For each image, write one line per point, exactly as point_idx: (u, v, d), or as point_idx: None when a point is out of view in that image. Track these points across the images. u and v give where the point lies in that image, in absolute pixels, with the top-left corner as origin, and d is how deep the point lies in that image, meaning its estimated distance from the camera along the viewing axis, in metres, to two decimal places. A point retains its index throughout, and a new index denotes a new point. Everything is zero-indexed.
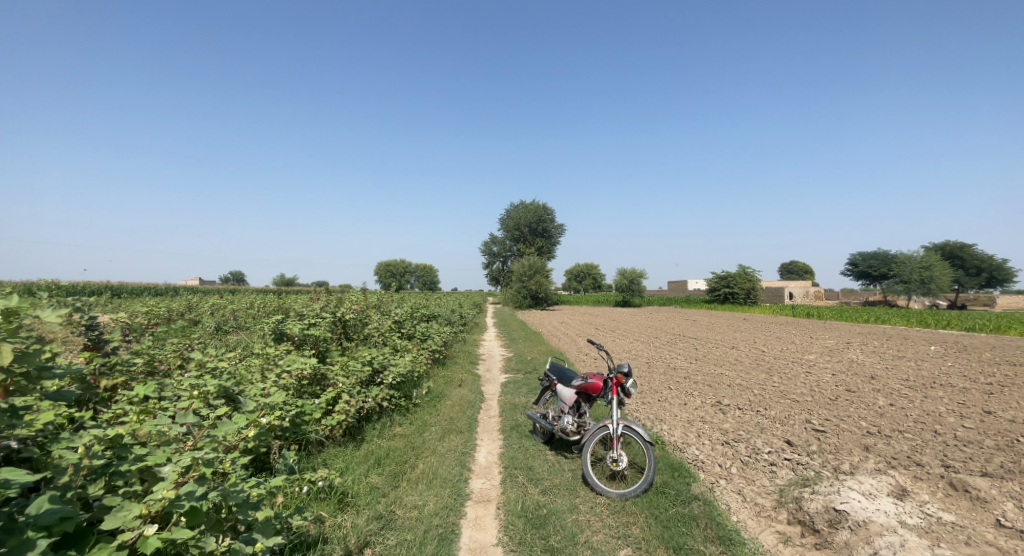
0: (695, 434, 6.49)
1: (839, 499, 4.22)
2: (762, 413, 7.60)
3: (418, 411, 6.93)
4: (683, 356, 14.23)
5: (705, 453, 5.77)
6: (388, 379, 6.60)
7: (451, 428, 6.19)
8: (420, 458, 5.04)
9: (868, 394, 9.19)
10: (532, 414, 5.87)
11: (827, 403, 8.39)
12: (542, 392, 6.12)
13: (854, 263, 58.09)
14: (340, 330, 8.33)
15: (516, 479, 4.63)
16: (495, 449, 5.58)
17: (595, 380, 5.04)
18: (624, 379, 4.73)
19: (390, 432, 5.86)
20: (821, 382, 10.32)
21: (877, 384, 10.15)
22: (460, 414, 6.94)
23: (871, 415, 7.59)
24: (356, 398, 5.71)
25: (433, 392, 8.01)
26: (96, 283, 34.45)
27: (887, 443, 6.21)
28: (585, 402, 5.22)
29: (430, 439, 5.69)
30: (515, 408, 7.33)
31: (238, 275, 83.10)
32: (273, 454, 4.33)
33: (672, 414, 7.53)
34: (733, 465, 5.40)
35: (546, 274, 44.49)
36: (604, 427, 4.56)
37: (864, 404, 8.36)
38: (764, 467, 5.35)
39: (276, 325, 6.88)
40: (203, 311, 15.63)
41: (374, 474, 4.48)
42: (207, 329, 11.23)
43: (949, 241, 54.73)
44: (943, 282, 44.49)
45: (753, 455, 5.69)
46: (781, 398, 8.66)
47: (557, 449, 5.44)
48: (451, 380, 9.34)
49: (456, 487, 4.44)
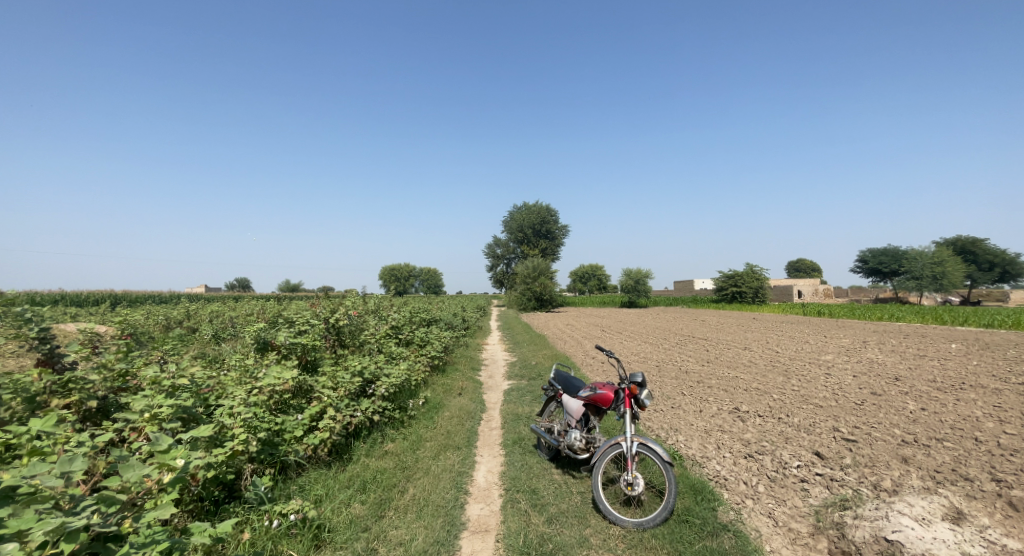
0: (714, 446, 5.96)
1: (889, 526, 3.67)
2: (785, 420, 7.04)
3: (413, 424, 6.43)
4: (694, 358, 13.67)
5: (726, 468, 5.25)
6: (380, 390, 6.09)
7: (448, 444, 5.67)
8: (411, 481, 4.54)
9: (895, 397, 8.58)
10: (536, 428, 5.36)
11: (852, 408, 7.82)
12: (547, 403, 5.61)
13: (864, 260, 57.14)
14: (334, 336, 7.88)
15: (517, 505, 4.13)
16: (496, 467, 5.06)
17: (605, 392, 4.51)
18: (638, 389, 4.19)
19: (381, 450, 5.36)
20: (843, 385, 9.73)
21: (903, 387, 9.51)
22: (459, 426, 6.44)
23: (904, 421, 7.01)
24: (343, 412, 5.20)
25: (431, 402, 7.52)
26: (100, 292, 34.36)
27: (927, 453, 5.63)
28: (594, 415, 4.68)
29: (424, 458, 5.17)
30: (518, 419, 6.81)
31: (243, 282, 83.47)
32: (244, 480, 3.89)
33: (687, 423, 6.99)
34: (759, 483, 4.85)
35: (550, 275, 43.97)
36: (616, 444, 4.05)
37: (893, 408, 7.77)
38: (794, 484, 4.81)
39: (259, 333, 6.42)
40: (202, 318, 15.27)
41: (357, 503, 3.99)
42: (202, 338, 10.93)
43: (960, 236, 53.72)
44: (956, 278, 43.57)
45: (781, 471, 5.14)
46: (803, 404, 8.09)
47: (564, 467, 4.92)
48: (451, 389, 8.85)
49: (450, 516, 3.94)
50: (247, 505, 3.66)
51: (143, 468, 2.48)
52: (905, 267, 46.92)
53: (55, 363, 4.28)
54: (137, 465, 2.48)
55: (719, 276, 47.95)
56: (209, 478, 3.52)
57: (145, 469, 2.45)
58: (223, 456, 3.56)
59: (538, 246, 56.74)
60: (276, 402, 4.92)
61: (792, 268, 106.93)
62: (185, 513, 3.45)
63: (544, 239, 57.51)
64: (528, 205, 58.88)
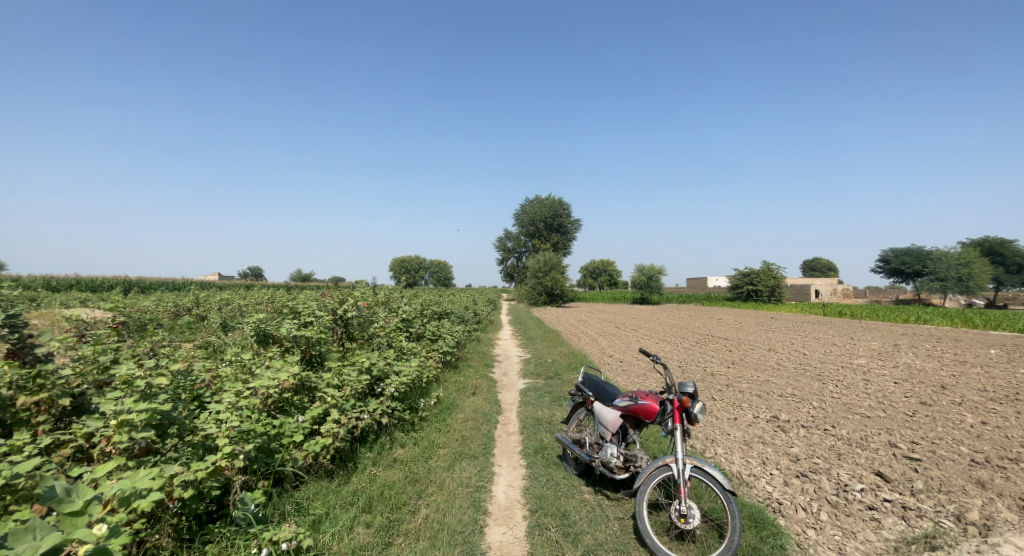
0: (759, 461, 5.34)
1: None
2: (833, 432, 6.39)
3: (425, 427, 5.88)
4: (718, 359, 12.96)
5: (778, 489, 4.65)
6: (389, 389, 5.51)
7: (463, 452, 5.11)
8: (423, 498, 3.99)
9: (948, 409, 7.83)
10: (562, 438, 4.75)
11: (905, 419, 7.12)
12: (574, 409, 5.00)
13: (886, 261, 55.35)
14: (341, 329, 7.37)
15: (547, 533, 3.54)
16: (517, 481, 4.49)
17: (647, 403, 3.89)
18: (690, 402, 3.59)
19: (389, 458, 4.81)
20: (887, 392, 8.98)
21: (954, 397, 8.73)
22: (474, 431, 5.88)
23: (966, 437, 6.33)
24: (348, 415, 4.66)
25: (443, 402, 6.97)
26: (116, 278, 34.71)
27: (1006, 477, 4.97)
28: (633, 428, 4.07)
29: (437, 469, 4.61)
30: (538, 424, 6.24)
31: (258, 270, 84.10)
32: (232, 495, 3.39)
33: (724, 432, 6.37)
34: (821, 509, 4.24)
35: (562, 270, 43.03)
36: (665, 466, 3.47)
37: (950, 422, 7.05)
38: (861, 512, 4.21)
39: (258, 323, 5.74)
40: (212, 306, 14.86)
41: (360, 526, 3.45)
42: (210, 325, 10.52)
43: (988, 238, 51.84)
44: (983, 280, 41.83)
45: (843, 495, 4.52)
46: (848, 413, 7.40)
47: (597, 485, 4.33)
48: (464, 387, 8.28)
49: (468, 544, 3.39)
50: (234, 527, 3.19)
51: (36, 542, 1.98)
52: (930, 268, 45.29)
53: (25, 355, 3.71)
54: (40, 528, 2.05)
55: (735, 275, 46.74)
56: (189, 497, 3.02)
57: (42, 541, 1.98)
58: (203, 472, 3.03)
59: (550, 240, 55.91)
60: (274, 402, 4.38)
61: (806, 267, 104.83)
62: (166, 534, 3.01)
63: (556, 232, 56.60)
64: (540, 199, 58.04)
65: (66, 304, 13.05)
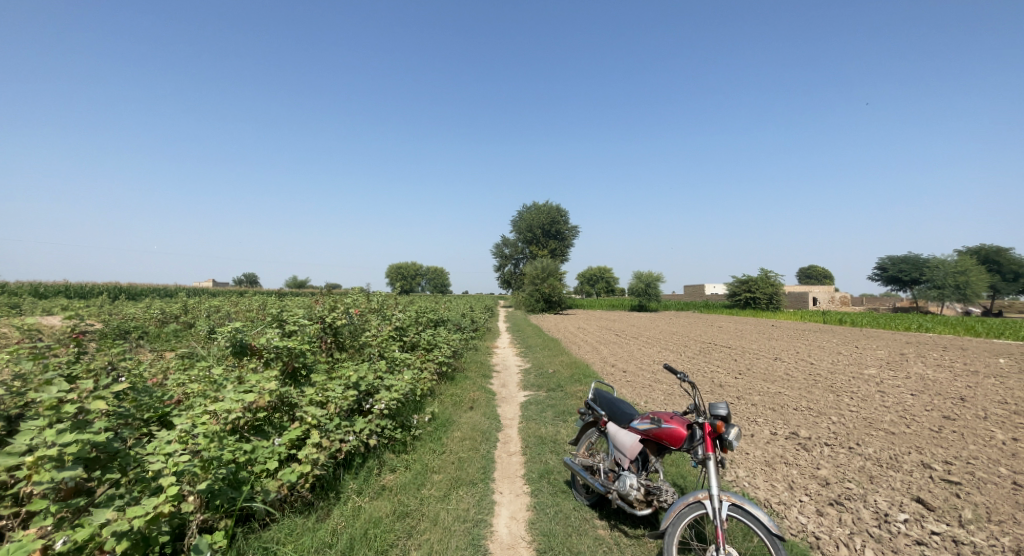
0: (786, 486, 4.85)
1: None
2: (859, 451, 5.89)
3: (417, 447, 5.35)
4: (724, 369, 12.50)
5: (813, 520, 4.15)
6: (379, 406, 4.97)
7: (459, 478, 4.58)
8: (412, 538, 3.47)
9: (976, 424, 7.34)
10: (572, 463, 4.23)
11: (932, 435, 6.65)
12: (585, 430, 4.49)
13: (884, 268, 55.22)
14: (330, 338, 6.88)
15: None
16: (521, 512, 3.99)
17: (673, 426, 3.38)
18: (724, 427, 3.08)
19: (377, 486, 4.30)
20: (907, 405, 8.51)
21: (977, 410, 8.25)
22: (471, 452, 5.36)
23: (1002, 456, 5.85)
24: (332, 436, 4.14)
25: (438, 418, 6.42)
26: (107, 283, 34.13)
27: None
28: (654, 455, 3.56)
29: (430, 499, 4.08)
30: (543, 443, 5.73)
31: (251, 277, 83.28)
32: (186, 539, 2.87)
33: (743, 452, 5.87)
34: (865, 545, 3.76)
35: (559, 276, 42.60)
36: (697, 503, 2.98)
37: (981, 438, 6.58)
38: (910, 549, 3.73)
39: (236, 333, 4.96)
40: (200, 313, 14.30)
41: None
42: (193, 334, 10.01)
43: (984, 245, 51.82)
44: (981, 287, 41.62)
45: (886, 527, 4.03)
46: (871, 429, 6.93)
47: (612, 520, 3.82)
48: (461, 401, 7.76)
49: None
50: None
51: None
52: (927, 275, 45.19)
53: None
54: None
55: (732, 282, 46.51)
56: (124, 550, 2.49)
57: None
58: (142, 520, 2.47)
59: (547, 246, 55.53)
60: (247, 423, 3.86)
61: (802, 274, 105.07)
62: None
63: (553, 239, 56.37)
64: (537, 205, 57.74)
65: (47, 311, 12.46)
